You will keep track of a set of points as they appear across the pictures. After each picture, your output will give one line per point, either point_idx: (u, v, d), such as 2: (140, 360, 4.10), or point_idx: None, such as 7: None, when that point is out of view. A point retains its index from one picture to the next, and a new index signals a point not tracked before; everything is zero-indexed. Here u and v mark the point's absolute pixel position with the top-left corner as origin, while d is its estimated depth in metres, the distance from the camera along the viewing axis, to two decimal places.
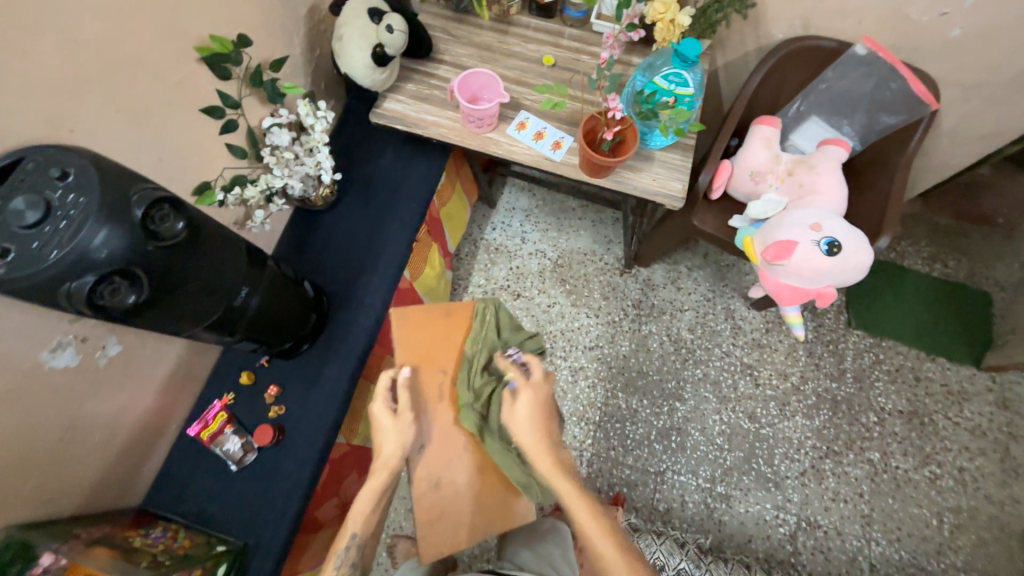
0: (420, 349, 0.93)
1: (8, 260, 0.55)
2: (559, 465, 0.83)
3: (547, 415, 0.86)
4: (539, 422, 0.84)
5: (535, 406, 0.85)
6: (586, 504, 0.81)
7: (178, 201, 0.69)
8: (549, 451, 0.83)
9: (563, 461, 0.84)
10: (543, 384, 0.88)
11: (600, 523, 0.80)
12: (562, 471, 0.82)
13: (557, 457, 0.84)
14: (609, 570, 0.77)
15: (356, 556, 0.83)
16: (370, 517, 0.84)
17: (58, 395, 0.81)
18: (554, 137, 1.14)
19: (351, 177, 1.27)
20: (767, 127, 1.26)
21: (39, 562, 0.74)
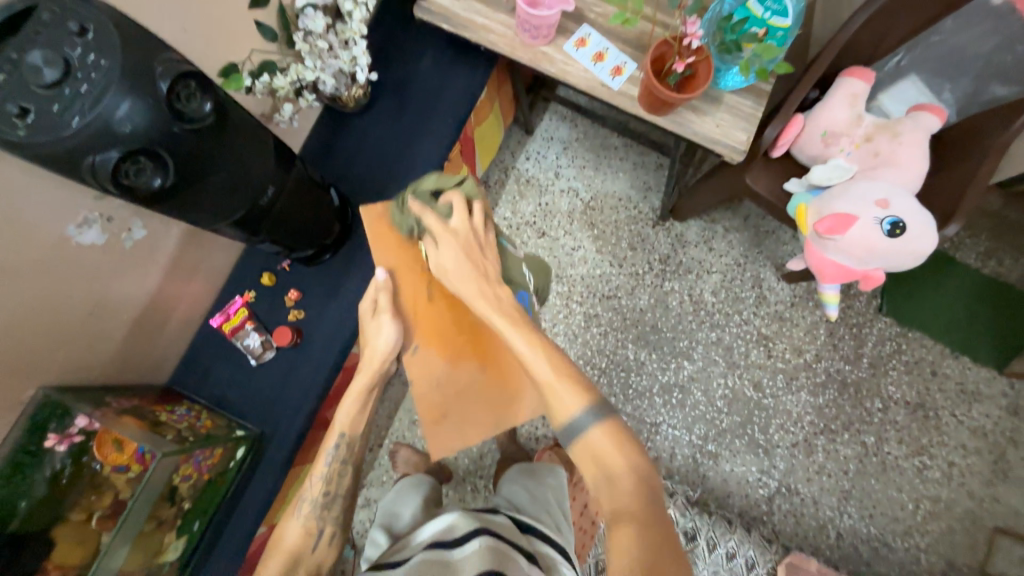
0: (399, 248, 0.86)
1: (28, 121, 0.51)
2: (507, 305, 0.77)
3: (474, 259, 0.78)
4: (461, 264, 0.78)
5: (461, 249, 0.78)
6: (533, 339, 0.73)
7: (206, 78, 0.63)
8: (484, 291, 0.77)
9: (506, 306, 0.77)
10: (460, 223, 0.79)
11: (557, 361, 0.72)
12: (499, 312, 0.76)
13: (494, 296, 0.78)
14: (570, 416, 0.68)
15: (349, 451, 0.85)
16: (359, 417, 0.84)
17: (85, 271, 0.82)
18: (615, 62, 1.02)
19: (386, 79, 1.17)
20: (856, 81, 1.11)
21: (75, 424, 0.84)
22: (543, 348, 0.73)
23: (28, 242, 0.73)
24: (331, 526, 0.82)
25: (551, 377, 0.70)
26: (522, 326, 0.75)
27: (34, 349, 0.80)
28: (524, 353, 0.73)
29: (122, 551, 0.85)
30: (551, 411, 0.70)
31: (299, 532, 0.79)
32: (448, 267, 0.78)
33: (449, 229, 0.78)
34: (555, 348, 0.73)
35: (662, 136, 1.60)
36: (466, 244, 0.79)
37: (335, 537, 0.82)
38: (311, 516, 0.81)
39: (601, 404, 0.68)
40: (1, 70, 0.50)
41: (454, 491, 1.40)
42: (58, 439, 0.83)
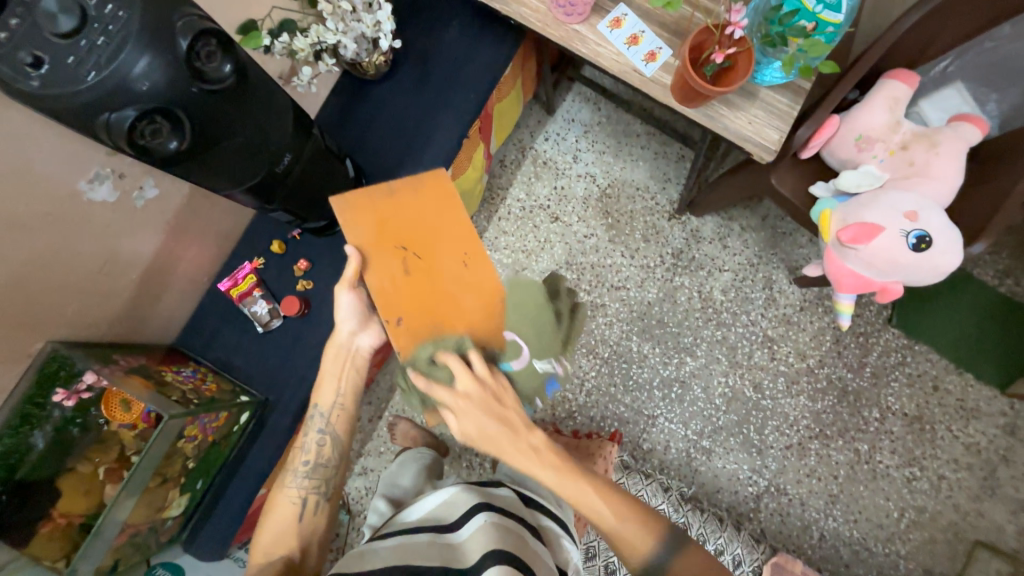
0: (371, 231, 0.81)
1: (42, 73, 0.48)
2: (550, 459, 0.73)
3: (495, 416, 0.73)
4: (490, 435, 0.72)
5: (478, 422, 0.73)
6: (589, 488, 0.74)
7: (227, 37, 0.60)
8: (517, 448, 0.72)
9: (545, 454, 0.73)
10: (473, 381, 0.74)
11: (612, 497, 0.74)
12: (543, 467, 0.72)
13: (530, 448, 0.73)
14: (643, 556, 0.74)
15: (330, 426, 0.86)
16: (331, 390, 0.87)
17: (96, 228, 0.81)
18: (650, 46, 0.97)
19: (408, 47, 1.12)
20: (899, 84, 1.07)
21: (83, 379, 0.85)
22: (601, 492, 0.74)
23: (39, 196, 0.72)
24: (315, 496, 0.83)
25: (616, 519, 0.73)
26: (572, 475, 0.73)
27: (46, 302, 0.80)
28: (575, 502, 0.73)
29: (128, 504, 0.86)
30: (631, 549, 0.74)
31: (288, 504, 0.82)
32: (470, 433, 0.73)
33: (467, 390, 0.73)
34: (604, 487, 0.75)
35: (687, 126, 1.55)
36: (485, 412, 0.73)
37: (322, 506, 0.83)
38: (296, 486, 0.83)
39: (663, 533, 0.75)
40: (15, 15, 0.48)
41: (450, 466, 1.42)
42: (65, 395, 0.84)
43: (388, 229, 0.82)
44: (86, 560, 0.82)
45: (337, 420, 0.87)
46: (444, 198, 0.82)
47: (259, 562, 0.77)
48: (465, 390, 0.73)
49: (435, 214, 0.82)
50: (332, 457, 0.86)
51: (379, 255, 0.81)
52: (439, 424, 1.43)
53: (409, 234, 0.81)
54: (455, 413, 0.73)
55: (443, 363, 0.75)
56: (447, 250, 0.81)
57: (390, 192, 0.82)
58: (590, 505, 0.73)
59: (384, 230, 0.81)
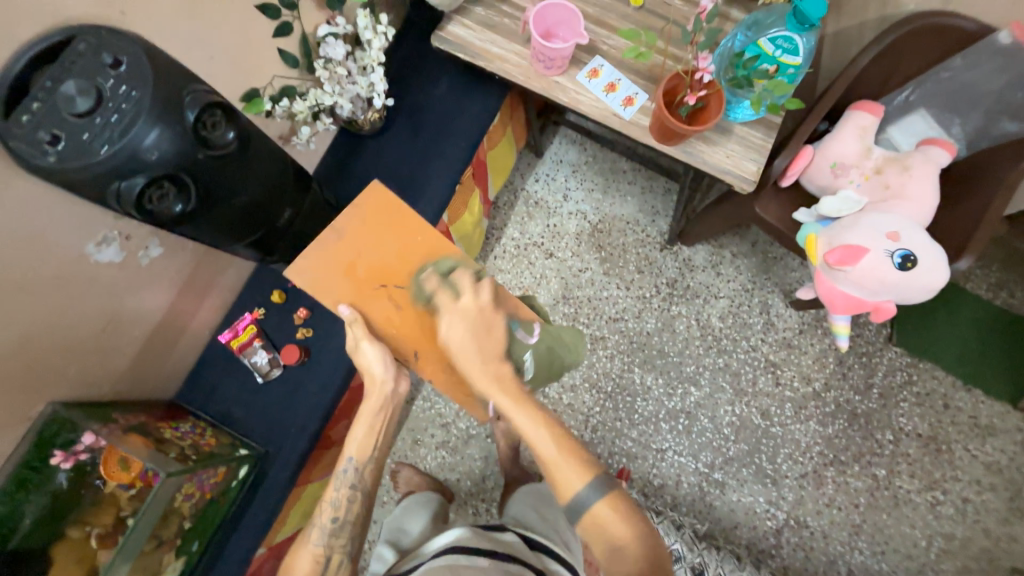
0: (344, 278, 0.84)
1: (59, 149, 0.52)
2: (509, 382, 0.76)
3: (482, 331, 0.77)
4: (471, 346, 0.76)
5: (466, 333, 0.77)
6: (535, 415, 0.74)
7: (232, 106, 0.65)
8: (485, 368, 0.76)
9: (506, 381, 0.76)
10: (469, 299, 0.78)
11: (562, 439, 0.73)
12: (500, 391, 0.75)
13: (495, 375, 0.76)
14: (574, 494, 0.70)
15: (361, 478, 0.84)
16: (368, 442, 0.85)
17: (101, 288, 0.84)
18: (627, 92, 1.04)
19: (401, 103, 1.20)
20: (865, 114, 1.13)
21: (82, 441, 0.84)
22: (551, 428, 0.73)
23: (48, 260, 0.75)
24: (341, 552, 0.81)
25: (556, 453, 0.71)
26: (524, 403, 0.75)
27: (48, 364, 0.81)
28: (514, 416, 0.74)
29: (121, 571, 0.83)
30: (558, 487, 0.71)
31: (310, 561, 0.79)
32: (456, 338, 0.77)
33: (463, 305, 0.78)
34: (552, 419, 0.74)
35: (671, 161, 1.62)
36: (472, 321, 0.77)
37: (343, 566, 0.81)
38: (321, 543, 0.80)
39: (602, 476, 0.71)
40: (37, 100, 0.53)
41: (455, 513, 1.38)
42: (64, 457, 0.83)
43: (357, 263, 0.84)
44: None
45: (370, 473, 0.85)
46: (388, 213, 0.87)
47: None
48: (457, 308, 0.78)
49: (393, 234, 0.86)
50: (359, 514, 0.84)
51: (365, 296, 0.84)
52: (443, 469, 1.40)
53: (379, 262, 0.85)
54: (450, 317, 0.78)
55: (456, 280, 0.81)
56: (421, 266, 0.86)
57: (343, 229, 0.85)
58: (539, 434, 0.72)
59: (356, 272, 0.84)
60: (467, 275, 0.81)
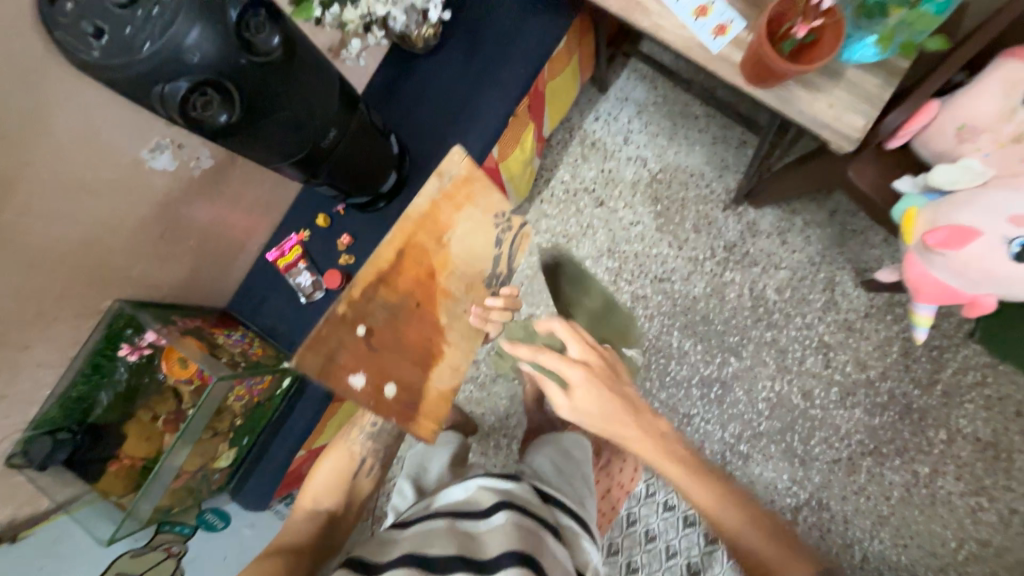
0: (432, 241, 0.90)
1: (102, 43, 0.50)
2: (678, 454, 0.71)
3: (617, 393, 0.73)
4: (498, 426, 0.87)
5: (598, 392, 0.71)
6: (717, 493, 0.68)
7: (276, 9, 0.60)
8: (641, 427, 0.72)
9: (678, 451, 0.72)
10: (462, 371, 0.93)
11: (757, 522, 0.67)
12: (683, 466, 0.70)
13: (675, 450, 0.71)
14: (763, 572, 0.63)
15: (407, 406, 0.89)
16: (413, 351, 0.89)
17: (156, 194, 0.86)
18: (720, 18, 0.88)
19: (459, 19, 1.09)
20: (1014, 63, 0.89)
21: (144, 338, 0.94)
22: (717, 497, 0.68)
23: (106, 163, 0.77)
24: (372, 457, 0.89)
25: (735, 524, 0.66)
26: (706, 476, 0.69)
27: (110, 264, 0.86)
28: (712, 504, 0.68)
29: (182, 453, 0.94)
30: (739, 558, 0.66)
31: (346, 456, 0.87)
32: (588, 415, 0.72)
33: (582, 361, 0.73)
34: (740, 501, 0.68)
35: (753, 109, 1.42)
36: (604, 383, 0.72)
37: (375, 470, 0.89)
38: (359, 442, 0.88)
39: (798, 559, 0.63)
40: None
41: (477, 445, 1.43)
42: (129, 350, 0.94)
43: (456, 236, 0.92)
44: (145, 501, 0.91)
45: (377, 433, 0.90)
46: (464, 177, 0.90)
47: (305, 507, 0.82)
48: (577, 405, 0.72)
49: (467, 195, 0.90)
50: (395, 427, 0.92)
51: (428, 269, 0.91)
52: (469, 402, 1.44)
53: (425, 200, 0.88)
54: (559, 359, 0.72)
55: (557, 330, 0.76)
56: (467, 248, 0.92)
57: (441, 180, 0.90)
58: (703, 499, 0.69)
59: (444, 243, 0.91)
60: (561, 322, 0.75)
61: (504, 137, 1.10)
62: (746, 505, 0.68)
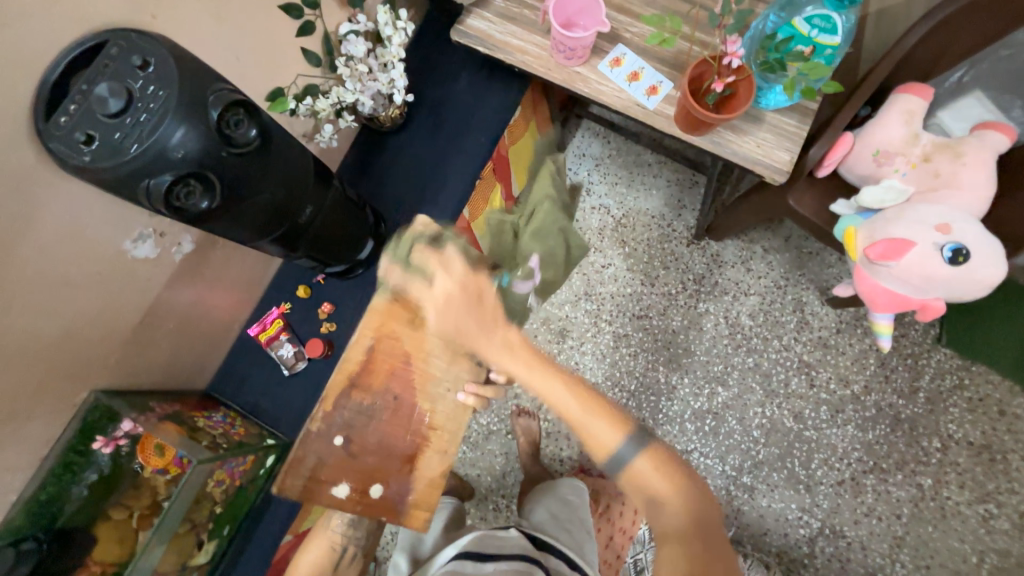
0: (406, 325, 0.87)
1: (93, 147, 0.55)
2: (518, 346, 0.74)
3: (476, 313, 0.75)
4: (464, 320, 0.76)
5: (455, 300, 0.76)
6: (546, 373, 0.72)
7: (254, 105, 0.66)
8: (490, 340, 0.75)
9: (520, 351, 0.74)
10: (455, 276, 0.76)
11: (587, 399, 0.70)
12: (512, 356, 0.73)
13: (504, 340, 0.74)
14: (610, 451, 0.67)
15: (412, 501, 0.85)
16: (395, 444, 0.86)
17: (139, 281, 0.88)
18: (651, 81, 1.00)
19: (422, 100, 1.20)
20: (914, 98, 1.03)
21: (121, 427, 0.90)
22: (574, 391, 0.71)
23: (91, 257, 0.79)
24: (351, 544, 0.84)
25: (581, 413, 0.69)
26: (542, 366, 0.73)
27: (86, 356, 0.85)
28: (547, 398, 0.72)
29: (157, 552, 0.89)
30: (592, 449, 0.68)
31: (326, 547, 0.83)
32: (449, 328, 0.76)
33: (441, 280, 0.76)
34: (573, 381, 0.72)
35: (699, 153, 1.56)
36: (463, 301, 0.75)
37: (356, 559, 0.84)
38: (339, 531, 0.84)
39: (639, 432, 0.67)
40: (74, 101, 0.56)
41: (476, 509, 1.37)
42: (104, 442, 0.90)
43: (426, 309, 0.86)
44: None
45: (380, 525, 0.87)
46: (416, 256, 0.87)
47: None
48: (436, 311, 0.77)
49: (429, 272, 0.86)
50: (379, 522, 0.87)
51: (402, 357, 0.87)
52: (463, 463, 1.39)
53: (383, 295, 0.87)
54: (433, 292, 0.76)
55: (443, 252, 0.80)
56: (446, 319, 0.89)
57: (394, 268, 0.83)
58: (560, 396, 0.71)
59: (418, 324, 0.87)
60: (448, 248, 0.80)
61: (473, 198, 1.18)
62: (588, 384, 0.72)
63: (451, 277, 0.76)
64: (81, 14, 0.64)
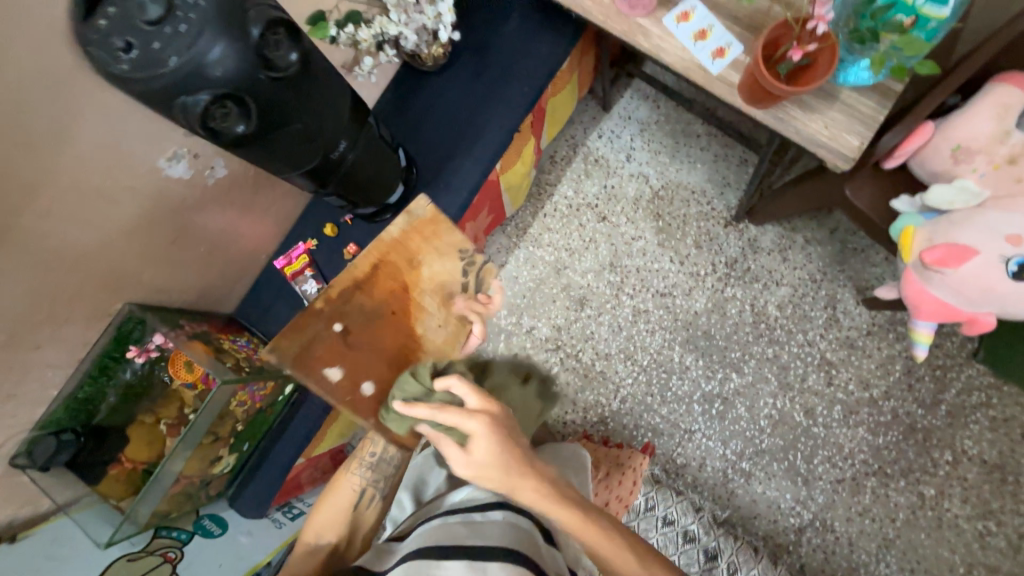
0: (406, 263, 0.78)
1: (129, 57, 0.52)
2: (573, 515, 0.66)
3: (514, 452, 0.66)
4: (491, 465, 0.66)
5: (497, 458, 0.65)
6: (592, 527, 0.66)
7: (297, 26, 0.62)
8: (527, 486, 0.66)
9: (567, 497, 0.68)
10: (479, 405, 0.68)
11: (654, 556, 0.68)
12: (558, 506, 0.66)
13: (539, 488, 0.66)
14: None
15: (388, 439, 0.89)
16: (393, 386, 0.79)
17: (171, 201, 0.89)
18: (718, 41, 0.91)
19: (467, 39, 1.13)
20: (1011, 89, 0.91)
21: (153, 340, 0.96)
22: (628, 544, 0.66)
23: (126, 171, 0.79)
24: (372, 489, 0.86)
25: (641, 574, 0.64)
26: (588, 522, 0.66)
27: (119, 270, 0.88)
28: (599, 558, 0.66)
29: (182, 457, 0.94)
30: None
31: (347, 494, 0.85)
32: (480, 468, 0.66)
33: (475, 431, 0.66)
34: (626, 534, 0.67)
35: (753, 129, 1.45)
36: (501, 435, 0.66)
37: (375, 501, 0.87)
38: (359, 476, 0.86)
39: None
40: (112, 2, 0.52)
41: None
42: (138, 352, 0.96)
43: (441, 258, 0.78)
44: (144, 504, 0.91)
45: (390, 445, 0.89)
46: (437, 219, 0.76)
47: (314, 536, 0.83)
48: (476, 462, 0.65)
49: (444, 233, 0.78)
50: (395, 456, 0.89)
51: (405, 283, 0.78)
52: None
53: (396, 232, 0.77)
54: (479, 438, 0.65)
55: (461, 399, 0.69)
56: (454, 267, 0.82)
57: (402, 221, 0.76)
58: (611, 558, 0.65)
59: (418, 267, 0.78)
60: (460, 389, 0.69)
61: (508, 151, 1.14)
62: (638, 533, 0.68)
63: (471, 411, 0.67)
64: None
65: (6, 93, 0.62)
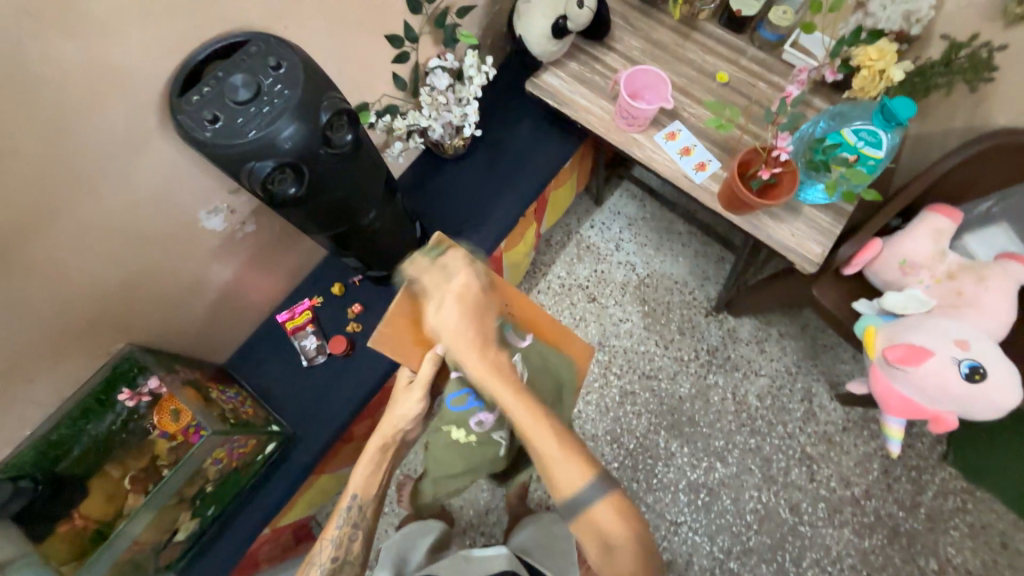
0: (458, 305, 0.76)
1: (216, 126, 0.63)
2: (506, 372, 0.70)
3: (474, 326, 0.70)
4: (462, 329, 0.70)
5: (463, 310, 0.70)
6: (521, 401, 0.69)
7: (356, 114, 0.72)
8: (482, 357, 0.70)
9: (506, 371, 0.71)
10: (462, 280, 0.71)
11: (560, 432, 0.69)
12: (496, 376, 0.70)
13: (493, 361, 0.71)
14: (574, 491, 0.67)
15: (361, 517, 0.80)
16: (373, 476, 0.81)
17: (198, 251, 0.93)
18: (700, 157, 1.08)
19: (485, 135, 1.29)
20: (941, 217, 1.09)
21: (146, 383, 0.93)
22: (554, 428, 0.69)
23: (166, 219, 0.85)
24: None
25: (558, 453, 0.68)
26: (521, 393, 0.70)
27: (131, 311, 0.90)
28: (528, 435, 0.69)
29: (143, 520, 0.85)
30: (557, 485, 0.68)
31: None
32: (450, 325, 0.70)
33: (448, 290, 0.70)
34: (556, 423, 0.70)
35: (729, 231, 1.63)
36: (471, 311, 0.70)
37: None
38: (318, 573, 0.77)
39: (603, 476, 0.68)
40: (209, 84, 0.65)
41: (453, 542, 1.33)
42: (128, 395, 0.93)
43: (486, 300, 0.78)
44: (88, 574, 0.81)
45: (370, 509, 0.81)
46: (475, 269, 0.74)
47: None
48: (443, 320, 0.70)
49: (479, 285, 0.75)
50: (358, 556, 0.80)
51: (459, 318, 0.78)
52: None
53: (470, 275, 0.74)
54: (437, 307, 0.70)
55: (445, 260, 0.72)
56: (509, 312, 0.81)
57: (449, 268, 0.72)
58: (535, 432, 0.69)
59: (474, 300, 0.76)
60: (458, 253, 0.73)
61: (512, 232, 1.25)
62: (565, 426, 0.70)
63: (461, 290, 0.71)
64: (228, 13, 0.73)
65: (86, 146, 0.70)
